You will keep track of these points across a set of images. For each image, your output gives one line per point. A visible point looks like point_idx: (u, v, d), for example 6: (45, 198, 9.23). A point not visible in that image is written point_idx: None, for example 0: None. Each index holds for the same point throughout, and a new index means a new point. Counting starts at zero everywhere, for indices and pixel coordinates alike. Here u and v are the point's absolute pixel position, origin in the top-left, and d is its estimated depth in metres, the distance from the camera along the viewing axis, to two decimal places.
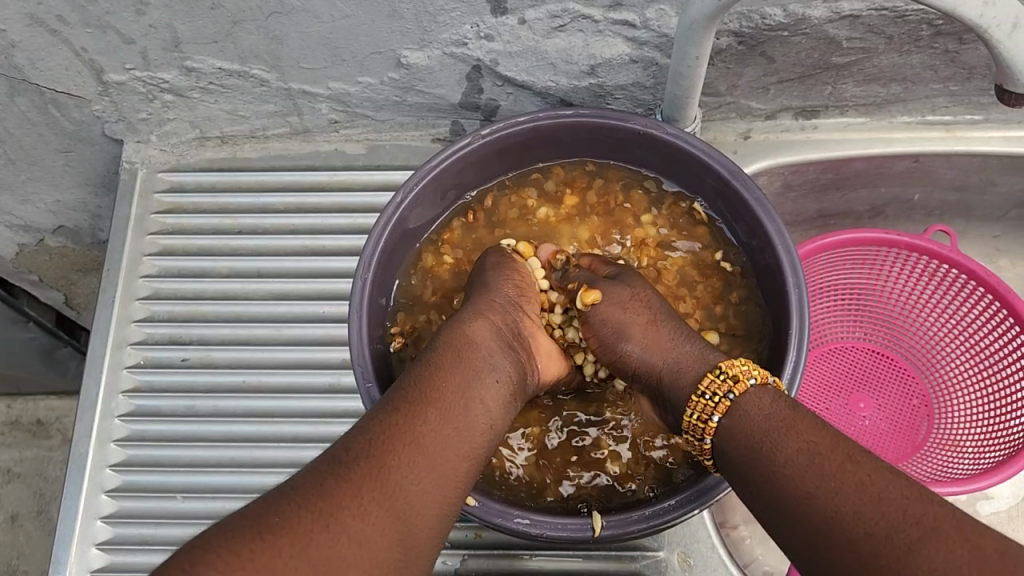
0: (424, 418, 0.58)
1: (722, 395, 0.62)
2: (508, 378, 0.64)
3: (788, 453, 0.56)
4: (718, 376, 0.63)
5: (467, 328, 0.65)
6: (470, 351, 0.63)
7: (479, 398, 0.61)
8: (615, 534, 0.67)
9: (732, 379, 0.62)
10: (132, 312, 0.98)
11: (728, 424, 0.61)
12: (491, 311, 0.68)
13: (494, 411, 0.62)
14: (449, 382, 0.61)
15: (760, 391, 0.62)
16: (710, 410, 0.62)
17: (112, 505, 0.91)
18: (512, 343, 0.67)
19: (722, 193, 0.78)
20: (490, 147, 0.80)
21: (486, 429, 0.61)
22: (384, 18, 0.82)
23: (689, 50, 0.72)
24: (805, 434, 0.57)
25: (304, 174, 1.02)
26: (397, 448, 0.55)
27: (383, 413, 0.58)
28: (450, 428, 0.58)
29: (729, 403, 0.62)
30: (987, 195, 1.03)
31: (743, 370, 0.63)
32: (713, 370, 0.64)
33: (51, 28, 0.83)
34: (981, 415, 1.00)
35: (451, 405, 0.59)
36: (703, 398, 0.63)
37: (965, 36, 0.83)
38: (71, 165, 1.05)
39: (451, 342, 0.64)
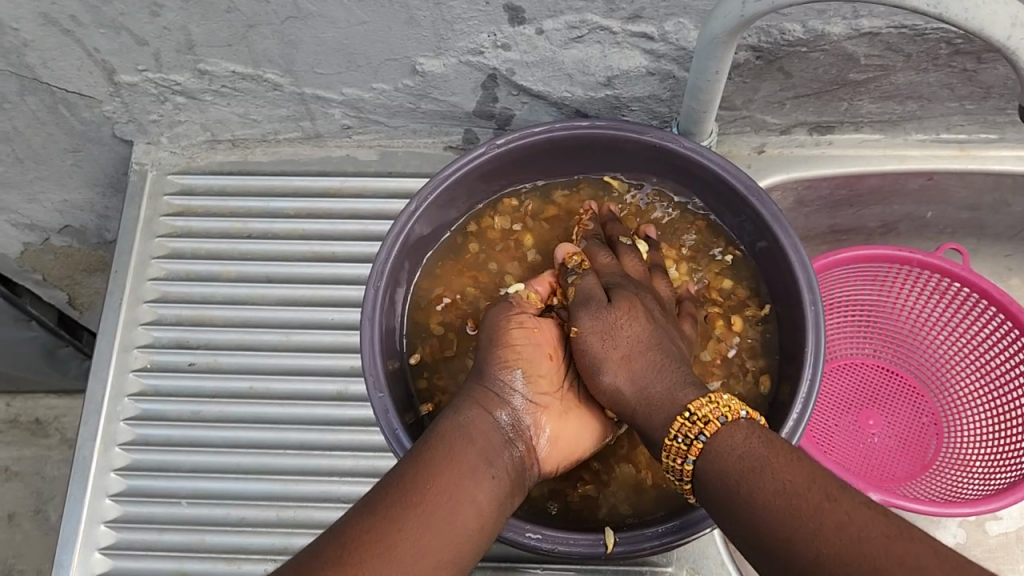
0: (406, 521, 0.56)
1: (693, 437, 0.60)
2: (503, 478, 0.62)
3: (765, 495, 0.55)
4: (688, 417, 0.61)
5: (468, 417, 0.63)
6: (465, 446, 0.61)
7: (471, 492, 0.59)
8: (628, 551, 0.67)
9: (702, 421, 0.60)
10: (139, 315, 0.97)
11: (700, 467, 0.60)
12: (489, 400, 0.65)
13: (486, 514, 0.60)
14: (440, 474, 0.59)
15: (731, 429, 0.60)
16: (684, 452, 0.60)
17: (115, 511, 0.90)
18: (511, 437, 0.64)
19: (739, 210, 0.77)
20: (506, 156, 0.79)
21: (474, 533, 0.58)
22: (401, 25, 0.81)
23: (708, 65, 0.71)
24: (778, 472, 0.56)
25: (315, 179, 1.01)
26: (370, 552, 0.54)
27: (363, 513, 0.57)
28: (432, 532, 0.56)
29: (701, 445, 0.60)
30: (1000, 214, 1.03)
31: (711, 409, 0.60)
32: (682, 413, 0.61)
33: (65, 28, 0.82)
34: (991, 434, 0.99)
35: (439, 502, 0.58)
36: (676, 441, 0.61)
37: (984, 55, 0.83)
38: (80, 165, 1.04)
39: (452, 427, 0.62)
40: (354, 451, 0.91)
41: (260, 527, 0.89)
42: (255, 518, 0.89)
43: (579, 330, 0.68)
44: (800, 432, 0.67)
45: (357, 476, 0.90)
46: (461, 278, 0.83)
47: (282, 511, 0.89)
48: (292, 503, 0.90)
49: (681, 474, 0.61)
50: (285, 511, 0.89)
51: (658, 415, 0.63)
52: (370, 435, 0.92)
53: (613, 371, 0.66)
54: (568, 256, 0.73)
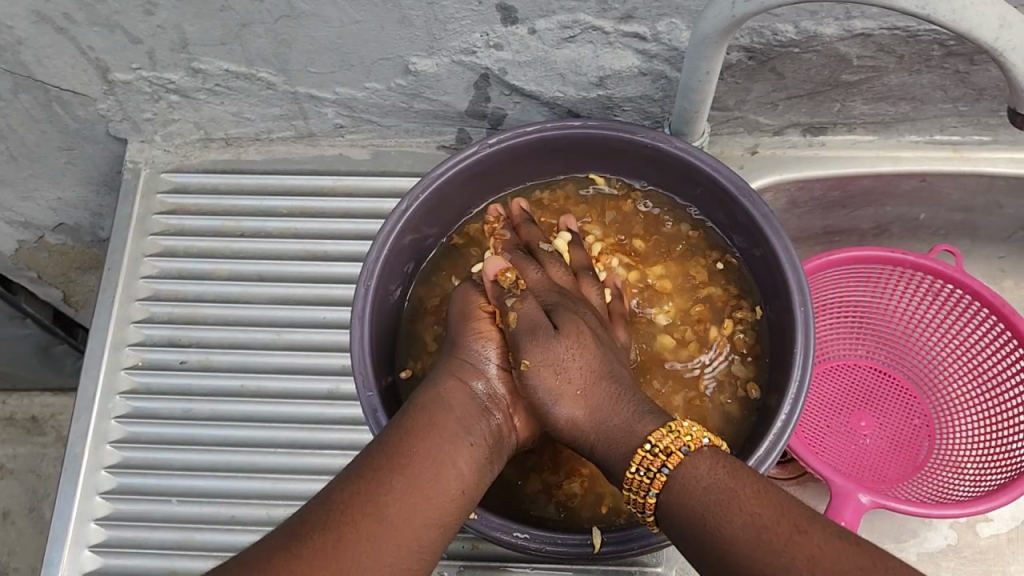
0: (388, 486, 0.57)
1: (655, 470, 0.58)
2: (483, 441, 0.62)
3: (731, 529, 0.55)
4: (649, 450, 0.59)
5: (444, 388, 0.64)
6: (442, 413, 0.62)
7: (451, 455, 0.60)
8: (616, 551, 0.66)
9: (664, 453, 0.58)
10: (131, 313, 0.97)
11: (664, 499, 0.58)
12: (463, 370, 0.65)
13: (468, 476, 0.60)
14: (419, 441, 0.60)
15: (694, 460, 0.58)
16: (647, 485, 0.59)
17: (106, 508, 0.90)
18: (489, 404, 0.65)
19: (730, 211, 0.77)
20: (498, 156, 0.79)
21: (458, 494, 0.59)
22: (393, 25, 0.81)
23: (700, 65, 0.71)
24: (748, 508, 0.55)
25: (308, 178, 1.01)
26: (353, 520, 0.56)
27: (347, 480, 0.58)
28: (416, 495, 0.57)
29: (664, 477, 0.58)
30: (994, 216, 1.03)
31: (673, 440, 0.59)
32: (643, 447, 0.59)
33: (58, 26, 0.82)
34: (982, 435, 0.99)
35: (419, 467, 0.58)
36: (638, 474, 0.59)
37: (977, 57, 0.83)
38: (73, 163, 1.05)
39: (427, 400, 0.63)
40: (344, 450, 0.91)
41: (250, 525, 0.89)
42: (246, 516, 0.89)
43: (529, 363, 0.64)
44: (788, 433, 0.67)
45: None
46: (452, 278, 0.84)
47: (273, 509, 0.89)
48: (282, 501, 0.90)
49: (644, 507, 0.60)
50: (275, 510, 0.89)
51: (619, 449, 0.61)
52: (361, 434, 0.92)
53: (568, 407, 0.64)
54: (501, 275, 0.69)
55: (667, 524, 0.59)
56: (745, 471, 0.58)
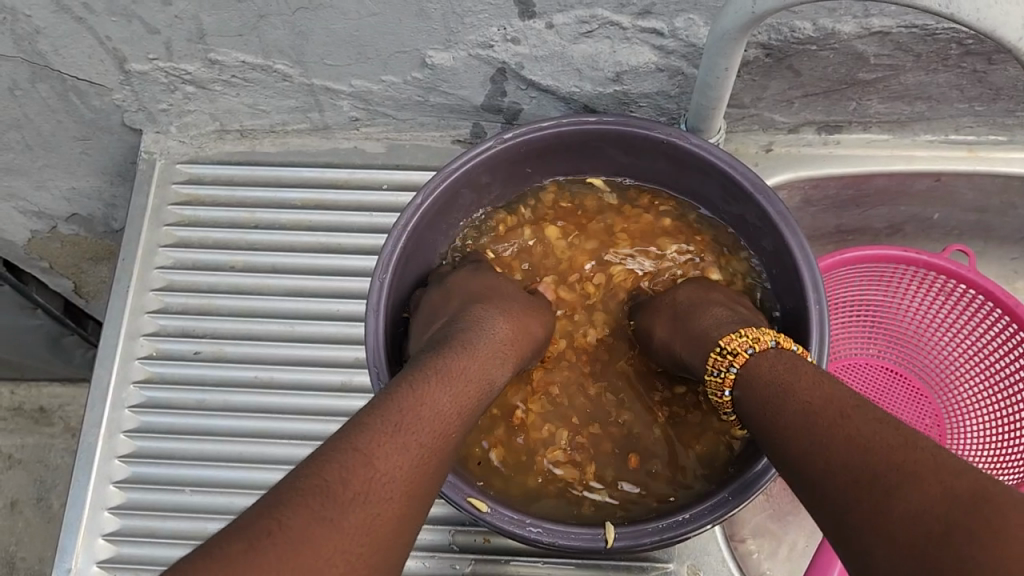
0: (409, 445, 0.54)
1: (724, 369, 0.66)
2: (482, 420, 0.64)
3: (786, 417, 0.57)
4: (720, 351, 0.66)
5: (473, 354, 0.64)
6: (472, 386, 0.62)
7: (461, 428, 0.60)
8: (628, 545, 0.66)
9: (732, 354, 0.65)
10: (145, 303, 0.98)
11: (736, 395, 0.64)
12: (497, 348, 0.67)
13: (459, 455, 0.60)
14: (444, 399, 0.59)
15: (758, 359, 0.64)
16: (724, 385, 0.66)
17: (119, 497, 0.90)
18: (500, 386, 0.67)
19: (744, 207, 0.77)
20: (514, 150, 0.79)
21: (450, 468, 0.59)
22: (411, 18, 0.82)
23: (719, 61, 0.71)
24: (799, 392, 0.58)
25: (322, 171, 1.01)
26: (376, 471, 0.51)
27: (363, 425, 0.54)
28: (429, 460, 0.55)
29: (733, 376, 0.65)
30: (1007, 217, 1.03)
31: (740, 342, 0.65)
32: (716, 348, 0.67)
33: (77, 15, 0.83)
34: (992, 437, 0.99)
35: (434, 432, 0.57)
36: (713, 376, 0.67)
37: (994, 56, 0.83)
38: (89, 153, 1.05)
39: (463, 358, 0.63)
40: None
41: None
42: None
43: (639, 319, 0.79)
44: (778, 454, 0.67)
45: None
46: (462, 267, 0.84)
47: None
48: None
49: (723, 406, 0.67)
50: None
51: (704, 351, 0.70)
52: None
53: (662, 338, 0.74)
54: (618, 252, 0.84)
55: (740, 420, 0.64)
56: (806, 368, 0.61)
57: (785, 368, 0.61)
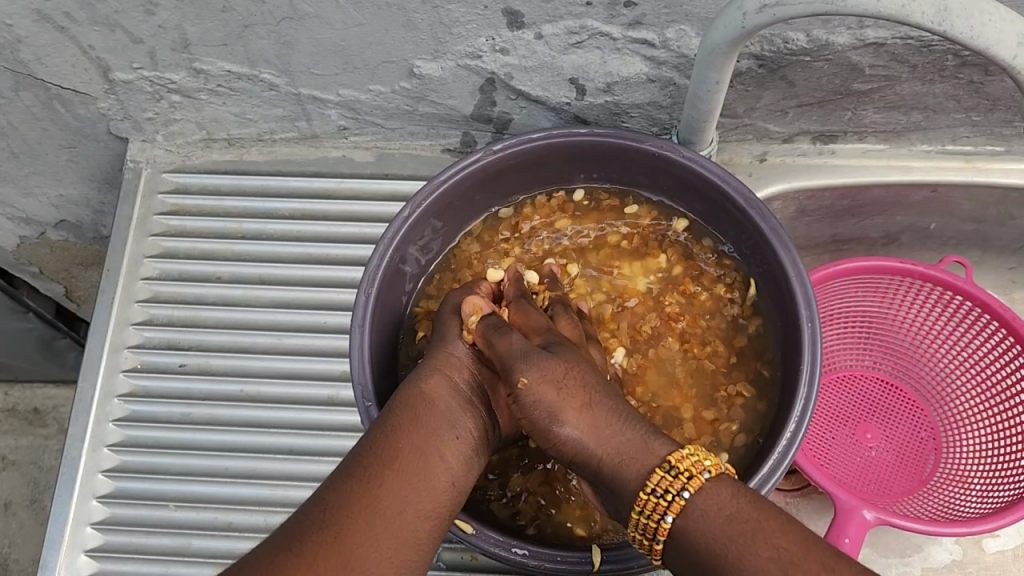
0: (379, 482, 0.55)
1: (675, 492, 0.55)
2: (469, 436, 0.60)
3: (755, 563, 0.50)
4: (669, 470, 0.55)
5: (416, 381, 0.62)
6: (428, 410, 0.59)
7: (437, 445, 0.58)
8: (614, 569, 0.65)
9: (686, 474, 0.55)
10: (130, 315, 0.97)
11: (679, 525, 0.55)
12: (443, 369, 0.63)
13: (456, 467, 0.58)
14: (397, 433, 0.58)
15: (715, 485, 0.55)
16: (663, 508, 0.55)
17: (102, 512, 0.90)
18: (471, 400, 0.63)
19: (737, 221, 0.76)
20: (505, 162, 0.78)
21: (449, 486, 0.57)
22: (398, 28, 0.80)
23: (709, 74, 0.70)
24: (758, 548, 0.51)
25: (311, 180, 1.00)
26: (352, 515, 0.53)
27: (339, 482, 0.56)
28: (398, 489, 0.55)
29: (683, 502, 0.54)
30: (1005, 227, 1.02)
31: (694, 462, 0.56)
32: (663, 465, 0.56)
33: (59, 24, 0.82)
34: (991, 450, 0.97)
35: (406, 461, 0.56)
36: (654, 494, 0.55)
37: (991, 68, 0.81)
38: (75, 160, 1.04)
39: (402, 394, 0.61)
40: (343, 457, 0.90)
41: (249, 531, 0.89)
42: (243, 522, 0.89)
43: (527, 380, 0.60)
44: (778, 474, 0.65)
45: None
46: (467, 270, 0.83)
47: (270, 516, 0.89)
48: (281, 508, 0.89)
49: (656, 531, 0.56)
50: (271, 516, 0.89)
51: (633, 465, 0.57)
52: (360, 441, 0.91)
53: (591, 441, 0.58)
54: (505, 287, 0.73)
55: (674, 548, 0.56)
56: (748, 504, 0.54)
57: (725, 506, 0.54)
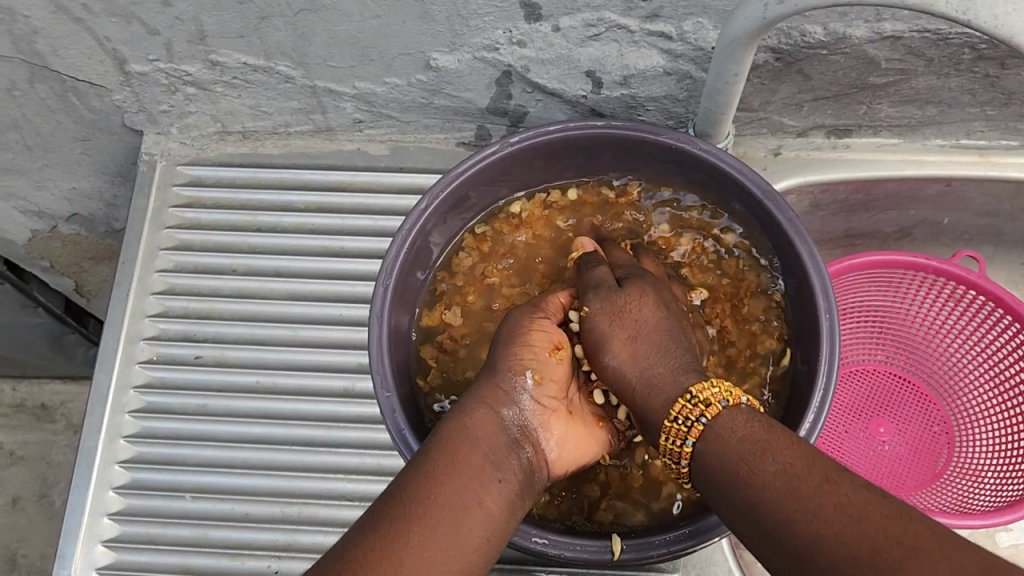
0: (405, 539, 0.54)
1: (693, 419, 0.59)
2: (511, 481, 0.60)
3: (764, 476, 0.54)
4: (688, 400, 0.60)
5: (459, 420, 0.61)
6: (467, 454, 0.59)
7: (472, 496, 0.57)
8: (635, 558, 0.66)
9: (703, 404, 0.59)
10: (145, 308, 0.97)
11: (701, 449, 0.58)
12: (489, 404, 0.63)
13: (491, 518, 0.57)
14: (431, 482, 0.57)
15: (732, 415, 0.58)
16: (683, 433, 0.59)
17: (119, 503, 0.90)
18: (516, 440, 0.63)
19: (753, 213, 0.76)
20: (521, 154, 0.78)
21: (483, 541, 0.56)
22: (415, 20, 0.80)
23: (728, 66, 0.70)
24: (773, 457, 0.55)
25: (326, 173, 1.00)
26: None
27: (364, 535, 0.55)
28: (427, 549, 0.54)
29: (702, 427, 0.58)
30: (1018, 221, 1.02)
31: (714, 393, 0.59)
32: (684, 395, 0.60)
33: (76, 16, 0.82)
34: (1003, 444, 0.97)
35: (438, 515, 0.55)
36: (676, 422, 0.60)
37: (1007, 61, 0.81)
38: (89, 153, 1.04)
39: (444, 434, 0.60)
40: (360, 449, 0.90)
41: (264, 523, 0.89)
42: (259, 514, 0.89)
43: (589, 309, 0.69)
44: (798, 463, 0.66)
45: (362, 474, 0.89)
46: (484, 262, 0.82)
47: (286, 507, 0.89)
48: (297, 499, 0.89)
49: (681, 456, 0.60)
50: (288, 508, 0.89)
51: (658, 397, 0.62)
52: (376, 433, 0.91)
53: (636, 364, 0.64)
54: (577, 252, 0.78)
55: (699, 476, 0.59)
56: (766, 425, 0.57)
57: (746, 425, 0.57)
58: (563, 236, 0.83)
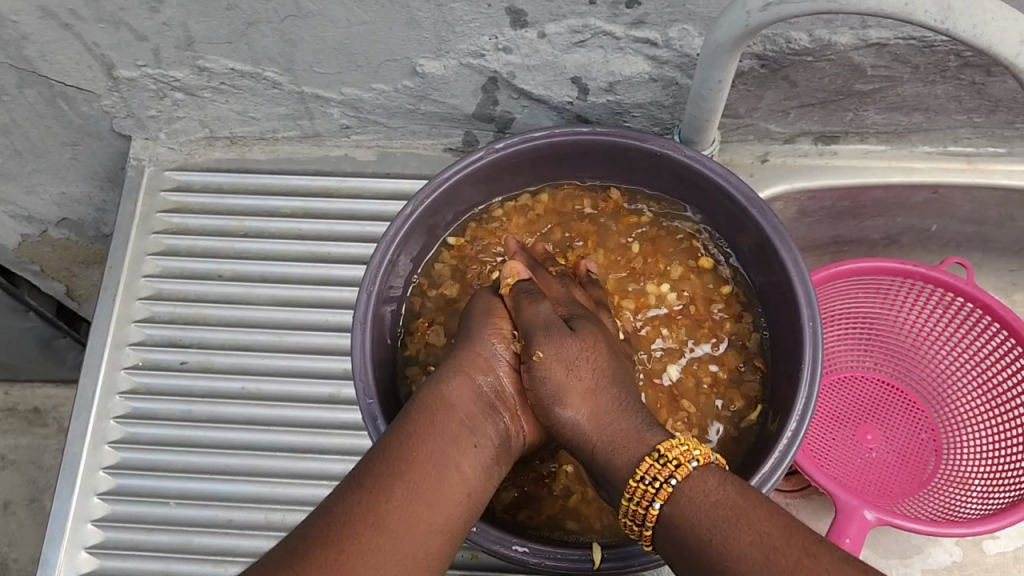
0: (390, 493, 0.56)
1: (661, 480, 0.58)
2: (486, 444, 0.62)
3: (741, 549, 0.53)
4: (658, 458, 0.59)
5: (438, 384, 0.63)
6: (447, 417, 0.61)
7: (452, 458, 0.59)
8: (615, 566, 0.65)
9: (674, 463, 0.58)
10: (132, 313, 0.97)
11: (667, 511, 0.57)
12: (466, 371, 0.65)
13: (470, 478, 0.60)
14: (412, 442, 0.59)
15: (703, 473, 0.58)
16: (651, 495, 0.58)
17: (103, 509, 0.90)
18: (491, 406, 0.65)
19: (738, 221, 0.76)
20: (508, 160, 0.78)
21: (463, 499, 0.59)
22: (401, 26, 0.81)
23: (712, 73, 0.70)
24: (747, 528, 0.54)
25: (314, 178, 1.00)
26: (360, 531, 0.54)
27: (348, 491, 0.57)
28: (411, 505, 0.56)
29: (670, 490, 0.57)
30: (1005, 228, 1.02)
31: (683, 452, 0.59)
32: (652, 454, 0.59)
33: (64, 22, 0.82)
34: (991, 452, 0.97)
35: (420, 474, 0.58)
36: (642, 482, 0.58)
37: (993, 68, 0.81)
38: (78, 158, 1.04)
39: (423, 398, 0.62)
40: (344, 455, 0.90)
41: (249, 529, 0.88)
42: (244, 520, 0.89)
43: (542, 355, 0.64)
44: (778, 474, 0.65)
45: None
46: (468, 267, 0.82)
47: (271, 513, 0.89)
48: (282, 505, 0.89)
49: (644, 518, 0.59)
50: (273, 514, 0.89)
51: (623, 456, 0.60)
52: (360, 439, 0.91)
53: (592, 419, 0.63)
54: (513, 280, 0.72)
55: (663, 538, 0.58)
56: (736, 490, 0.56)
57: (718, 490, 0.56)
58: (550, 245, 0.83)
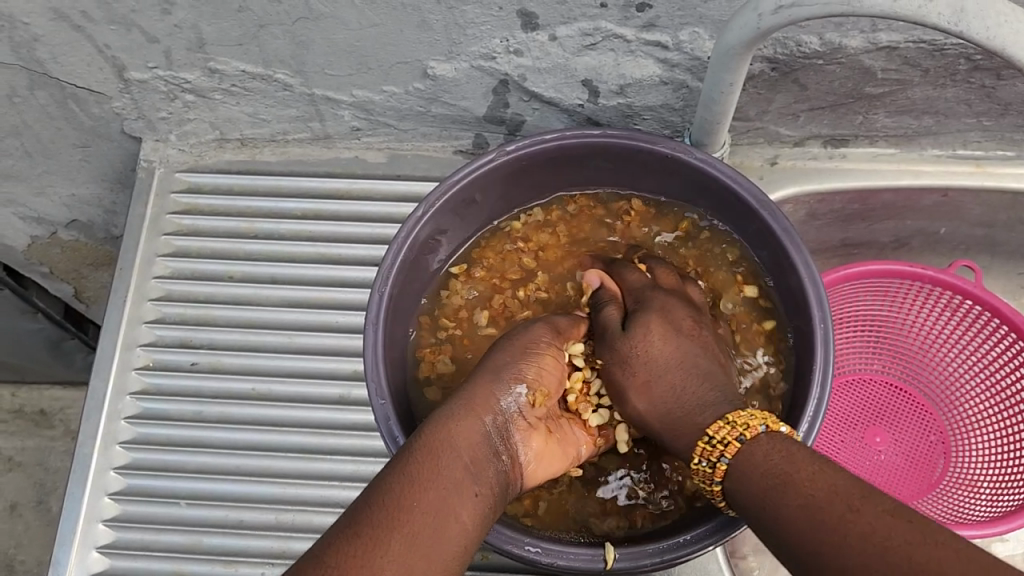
0: (386, 547, 0.53)
1: (715, 460, 0.60)
2: (487, 492, 0.59)
3: (789, 513, 0.54)
4: (709, 441, 0.61)
5: (445, 424, 0.61)
6: (451, 461, 0.58)
7: (452, 507, 0.56)
8: (628, 566, 0.66)
9: (721, 443, 0.60)
10: (143, 314, 0.97)
11: (728, 488, 0.60)
12: (476, 411, 0.63)
13: (468, 529, 0.57)
14: (413, 488, 0.56)
15: (751, 448, 0.59)
16: (713, 475, 0.61)
17: (114, 509, 0.90)
18: (497, 451, 0.62)
19: (748, 222, 0.76)
20: (518, 163, 0.78)
21: (458, 552, 0.55)
22: (413, 29, 0.81)
23: (723, 76, 0.70)
24: (794, 490, 0.55)
25: (324, 180, 1.01)
26: None
27: (340, 537, 0.53)
28: (407, 556, 0.53)
29: (725, 468, 0.60)
30: (1014, 231, 1.02)
31: (730, 432, 0.60)
32: (703, 438, 0.62)
33: (76, 23, 0.82)
34: (999, 455, 0.98)
35: (418, 523, 0.54)
36: (702, 464, 0.61)
37: (1003, 72, 0.82)
38: (88, 160, 1.04)
39: (429, 438, 0.59)
40: (354, 456, 0.90)
41: (259, 530, 0.89)
42: (255, 521, 0.89)
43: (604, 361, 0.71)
44: None
45: (357, 481, 0.89)
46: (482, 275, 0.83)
47: (280, 513, 0.89)
48: (293, 506, 0.89)
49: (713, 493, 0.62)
50: (283, 515, 0.89)
51: (682, 438, 0.64)
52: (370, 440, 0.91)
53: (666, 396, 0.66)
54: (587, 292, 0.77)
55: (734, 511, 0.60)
56: (784, 454, 0.57)
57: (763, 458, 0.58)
58: (562, 251, 0.83)
